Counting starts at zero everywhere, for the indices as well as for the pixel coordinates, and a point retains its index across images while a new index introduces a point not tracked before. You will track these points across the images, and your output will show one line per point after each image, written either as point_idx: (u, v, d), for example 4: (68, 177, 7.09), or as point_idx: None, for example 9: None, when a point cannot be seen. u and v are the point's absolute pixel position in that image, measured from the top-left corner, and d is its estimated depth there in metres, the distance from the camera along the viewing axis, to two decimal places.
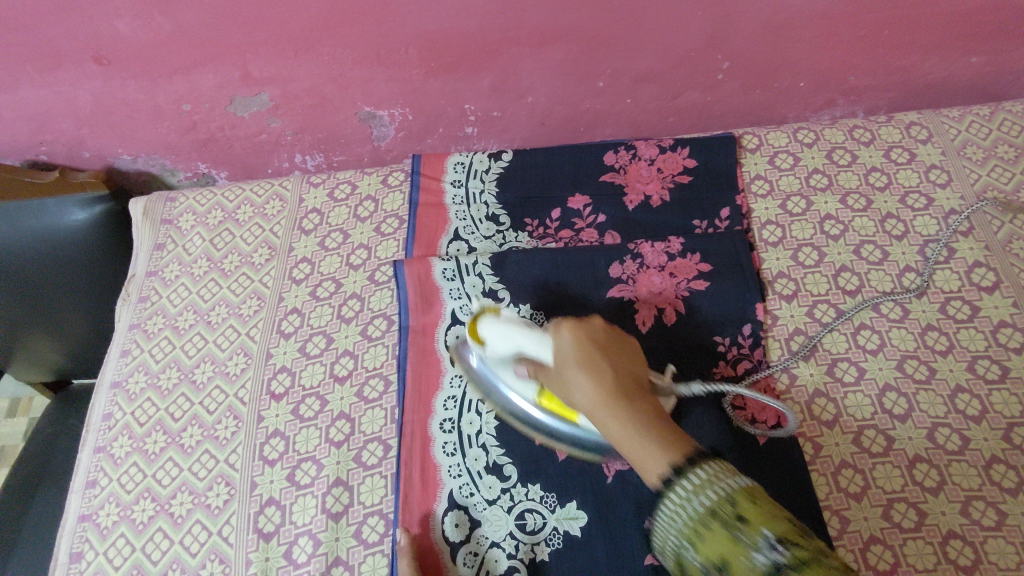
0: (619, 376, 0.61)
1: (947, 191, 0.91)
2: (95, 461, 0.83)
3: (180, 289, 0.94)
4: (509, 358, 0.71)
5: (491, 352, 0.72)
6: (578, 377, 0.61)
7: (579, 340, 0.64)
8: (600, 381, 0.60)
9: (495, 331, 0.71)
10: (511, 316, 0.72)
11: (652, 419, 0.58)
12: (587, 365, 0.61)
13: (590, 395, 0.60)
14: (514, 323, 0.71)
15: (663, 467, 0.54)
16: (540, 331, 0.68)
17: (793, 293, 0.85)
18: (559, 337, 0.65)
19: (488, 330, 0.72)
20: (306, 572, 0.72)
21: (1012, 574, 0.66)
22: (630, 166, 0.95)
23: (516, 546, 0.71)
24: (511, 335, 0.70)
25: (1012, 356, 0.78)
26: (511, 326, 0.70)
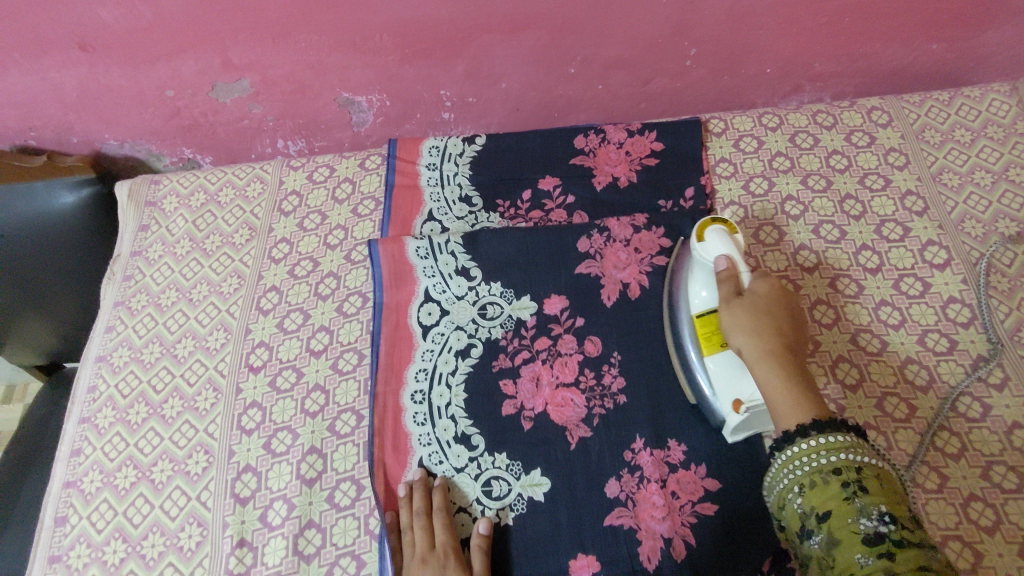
0: (779, 337, 0.68)
1: (905, 173, 0.94)
2: (80, 431, 0.86)
3: (163, 268, 0.98)
4: (708, 263, 0.75)
5: (702, 253, 0.75)
6: (747, 317, 0.69)
7: (756, 306, 0.70)
8: (763, 340, 0.67)
9: (722, 241, 0.74)
10: (741, 241, 0.75)
11: (799, 376, 0.65)
12: (753, 325, 0.68)
13: (751, 333, 0.68)
14: (740, 249, 0.75)
15: (807, 419, 0.61)
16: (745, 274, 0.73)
17: (753, 271, 0.88)
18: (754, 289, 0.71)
19: (713, 235, 0.74)
20: (280, 534, 0.75)
21: (951, 533, 0.69)
22: (599, 149, 0.98)
23: (482, 511, 0.75)
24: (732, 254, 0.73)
25: (959, 330, 0.81)
26: (737, 249, 0.74)
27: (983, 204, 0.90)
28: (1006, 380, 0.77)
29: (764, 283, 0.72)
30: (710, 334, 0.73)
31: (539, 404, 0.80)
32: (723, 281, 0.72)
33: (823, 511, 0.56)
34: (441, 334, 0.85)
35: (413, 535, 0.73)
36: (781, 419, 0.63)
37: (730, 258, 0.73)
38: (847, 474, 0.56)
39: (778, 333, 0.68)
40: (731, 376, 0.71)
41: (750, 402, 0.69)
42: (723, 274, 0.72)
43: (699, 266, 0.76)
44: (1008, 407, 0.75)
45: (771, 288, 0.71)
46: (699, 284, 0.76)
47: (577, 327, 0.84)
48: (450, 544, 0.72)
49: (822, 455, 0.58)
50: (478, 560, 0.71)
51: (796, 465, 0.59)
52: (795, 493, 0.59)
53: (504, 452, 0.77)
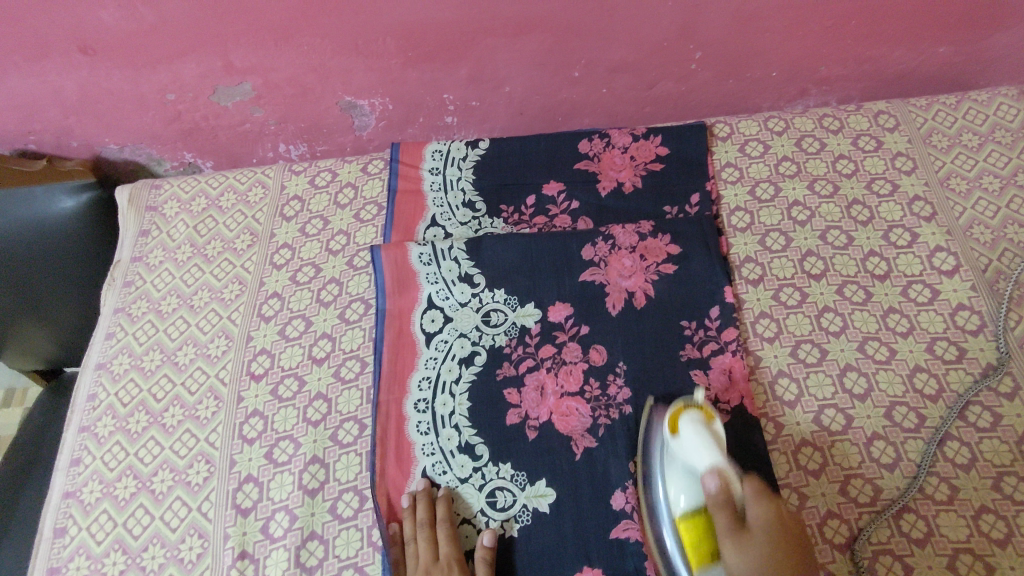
0: (792, 562, 0.57)
1: (912, 178, 0.93)
2: (80, 440, 0.85)
3: (164, 274, 0.97)
4: (691, 467, 0.67)
5: (682, 453, 0.68)
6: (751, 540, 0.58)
7: (763, 536, 0.59)
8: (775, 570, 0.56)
9: (697, 438, 0.68)
10: (719, 432, 0.69)
11: None
12: (756, 547, 0.58)
13: (759, 561, 0.57)
14: (722, 446, 0.67)
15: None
16: (741, 489, 0.63)
17: (759, 278, 0.87)
18: (747, 494, 0.62)
19: (687, 428, 0.69)
20: (282, 546, 0.74)
21: (962, 546, 0.68)
22: (603, 154, 0.97)
23: (486, 522, 0.74)
24: (708, 451, 0.66)
25: (969, 338, 0.80)
26: (714, 443, 0.67)
27: (991, 210, 0.89)
28: (1017, 389, 0.76)
29: (761, 493, 0.62)
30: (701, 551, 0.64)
31: (543, 414, 0.79)
32: (716, 508, 0.62)
33: None
34: (445, 342, 0.84)
35: (417, 546, 0.73)
36: None
37: (714, 468, 0.65)
38: None
39: (792, 565, 0.57)
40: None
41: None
42: (712, 496, 0.63)
43: (679, 468, 0.68)
44: (1019, 418, 0.74)
45: (768, 501, 0.61)
46: (679, 486, 0.67)
47: (581, 335, 0.83)
48: (454, 556, 0.72)
49: None
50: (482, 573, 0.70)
51: None
52: None
53: (509, 462, 0.76)
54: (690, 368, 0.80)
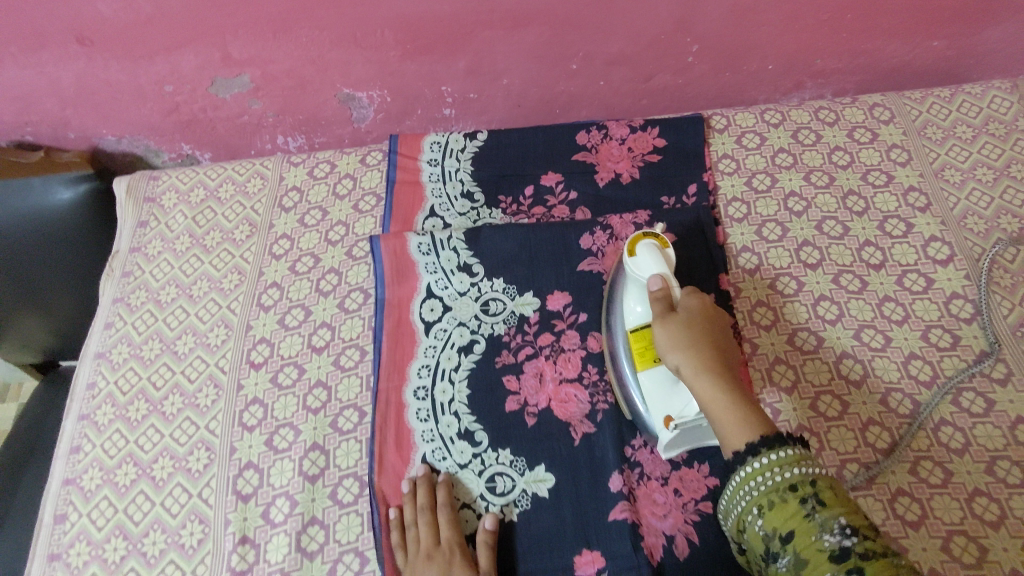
0: (717, 353, 0.65)
1: (907, 169, 0.94)
2: (79, 428, 0.85)
3: (162, 264, 0.97)
4: (642, 279, 0.73)
5: (634, 270, 0.74)
6: (677, 323, 0.67)
7: (688, 320, 0.68)
8: (700, 355, 0.64)
9: (652, 258, 0.72)
10: (672, 255, 0.74)
11: (731, 380, 0.63)
12: (688, 338, 0.65)
13: (681, 336, 0.66)
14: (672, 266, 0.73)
15: (750, 436, 0.58)
16: (678, 292, 0.71)
17: (756, 267, 0.88)
18: (686, 298, 0.70)
19: (643, 250, 0.73)
20: (282, 531, 0.75)
21: (956, 528, 0.69)
22: (601, 146, 0.98)
23: (486, 507, 0.75)
24: (661, 265, 0.72)
25: (963, 325, 0.81)
26: (667, 259, 0.73)
27: (985, 201, 0.90)
28: (1010, 375, 0.77)
29: (692, 292, 0.71)
30: (646, 349, 0.71)
31: (542, 400, 0.79)
32: (655, 299, 0.70)
33: (786, 531, 0.53)
34: (444, 331, 0.85)
35: (418, 531, 0.73)
36: (725, 435, 0.60)
37: (662, 276, 0.71)
38: (803, 488, 0.53)
39: (711, 343, 0.66)
40: (663, 390, 0.70)
41: (681, 418, 0.68)
42: (654, 294, 0.70)
43: (631, 283, 0.75)
44: (1012, 403, 0.75)
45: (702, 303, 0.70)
46: (636, 299, 0.74)
47: (580, 323, 0.84)
48: (456, 540, 0.72)
49: (776, 472, 0.55)
50: (484, 555, 0.71)
51: (758, 483, 0.56)
52: (754, 514, 0.56)
53: (508, 448, 0.77)
54: None
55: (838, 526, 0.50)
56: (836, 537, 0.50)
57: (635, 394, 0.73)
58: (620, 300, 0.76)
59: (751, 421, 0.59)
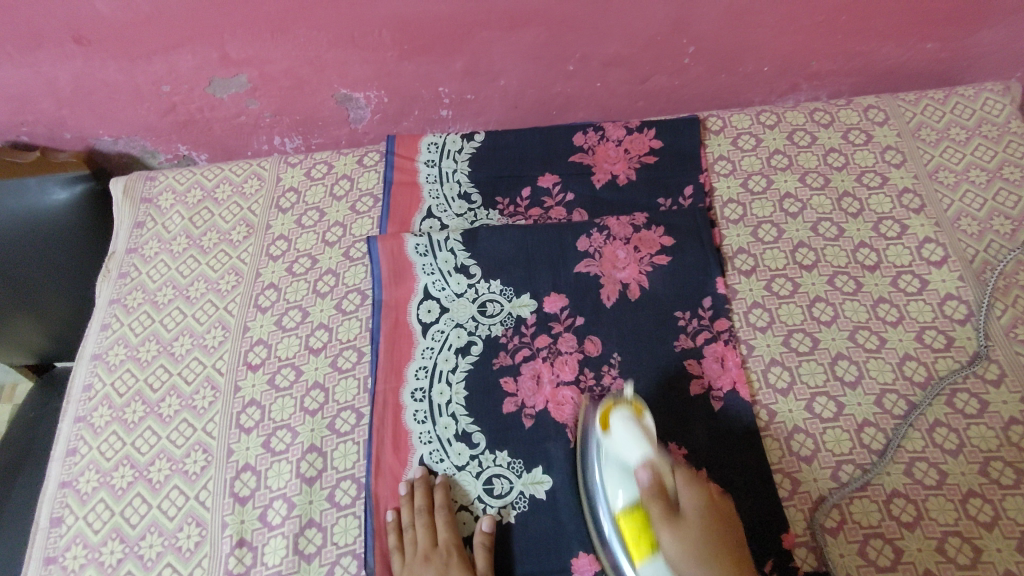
0: (730, 557, 0.60)
1: (901, 171, 0.94)
2: (76, 430, 0.85)
3: (159, 265, 0.97)
4: (625, 465, 0.67)
5: (615, 450, 0.68)
6: (687, 523, 0.61)
7: (693, 518, 0.62)
8: (717, 561, 0.59)
9: (629, 434, 0.67)
10: (650, 425, 0.68)
11: None
12: (699, 538, 0.60)
13: (698, 547, 0.59)
14: (653, 441, 0.67)
15: None
16: (670, 478, 0.65)
17: (752, 268, 0.88)
18: (680, 485, 0.65)
19: (619, 423, 0.68)
20: (280, 533, 0.75)
21: (950, 529, 0.70)
22: (598, 147, 0.98)
23: (484, 509, 0.75)
24: (642, 447, 0.66)
25: (957, 327, 0.82)
26: (645, 433, 0.67)
27: (978, 202, 0.90)
28: (1003, 376, 0.77)
29: (686, 475, 0.66)
30: (639, 541, 0.64)
31: (539, 402, 0.80)
32: (649, 497, 0.63)
33: None
34: (441, 332, 0.85)
35: (415, 533, 0.73)
36: None
37: (648, 463, 0.65)
38: None
39: (719, 538, 0.61)
40: None
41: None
42: (646, 489, 0.63)
43: (612, 463, 0.68)
44: (1006, 404, 0.76)
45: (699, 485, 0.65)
46: (616, 486, 0.67)
47: (577, 326, 0.84)
48: (453, 542, 0.73)
49: None
50: (480, 557, 0.71)
51: None
52: None
53: (505, 449, 0.77)
54: (684, 357, 0.81)
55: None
56: None
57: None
58: (601, 488, 0.69)
59: None
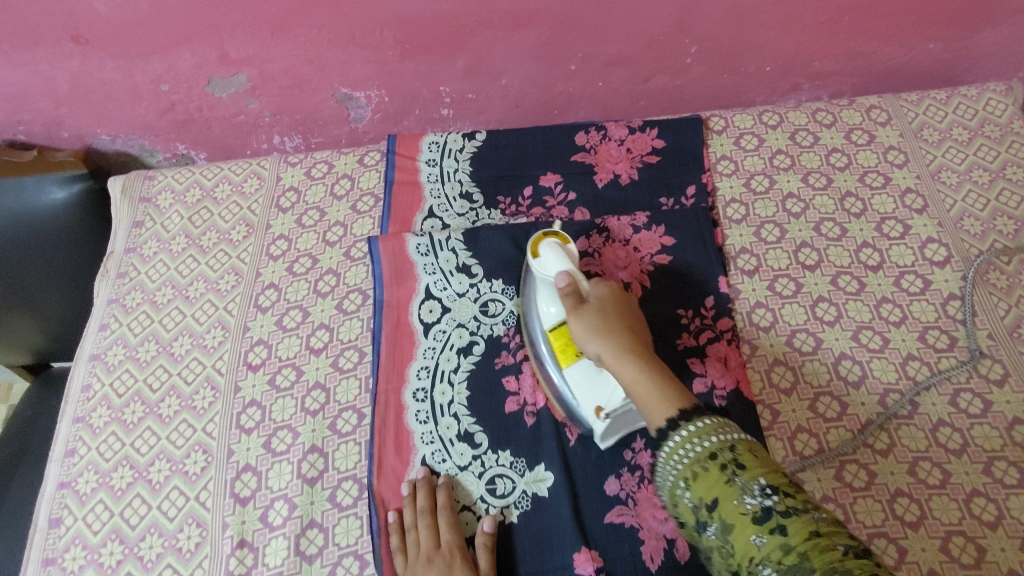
0: (633, 341, 0.67)
1: (904, 171, 0.94)
2: (74, 430, 0.85)
3: (158, 265, 0.96)
4: (548, 281, 0.74)
5: (539, 269, 0.75)
6: (592, 312, 0.69)
7: (601, 309, 0.69)
8: (618, 346, 0.66)
9: (552, 254, 0.73)
10: (575, 249, 0.75)
11: (648, 362, 0.64)
12: (604, 329, 0.67)
13: (598, 331, 0.67)
14: (573, 259, 0.73)
15: (670, 414, 0.59)
16: (586, 284, 0.72)
17: (755, 268, 0.88)
18: (595, 287, 0.72)
19: (546, 249, 0.74)
20: (281, 535, 0.74)
21: (954, 528, 0.69)
22: (600, 146, 0.98)
23: (486, 509, 0.74)
24: (563, 260, 0.73)
25: (960, 326, 0.81)
26: (566, 253, 0.73)
27: (981, 203, 0.90)
28: (1006, 375, 0.77)
29: (605, 285, 0.72)
30: (567, 346, 0.73)
31: (541, 402, 0.79)
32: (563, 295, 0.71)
33: (711, 502, 0.53)
34: (443, 332, 0.84)
35: (418, 534, 0.72)
36: (651, 418, 0.60)
37: (568, 273, 0.71)
38: (722, 455, 0.54)
39: (624, 329, 0.68)
40: (590, 386, 0.71)
41: (610, 409, 0.70)
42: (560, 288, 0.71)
43: (540, 281, 0.75)
44: (1009, 403, 0.76)
45: (612, 294, 0.71)
46: (548, 300, 0.75)
47: None
48: (456, 543, 0.71)
49: (697, 440, 0.56)
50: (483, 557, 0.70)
51: (682, 454, 0.56)
52: (681, 489, 0.56)
53: (508, 449, 0.77)
54: (686, 356, 0.81)
55: (757, 486, 0.52)
56: (756, 498, 0.51)
57: (564, 391, 0.75)
58: (537, 302, 0.78)
59: (671, 400, 0.60)
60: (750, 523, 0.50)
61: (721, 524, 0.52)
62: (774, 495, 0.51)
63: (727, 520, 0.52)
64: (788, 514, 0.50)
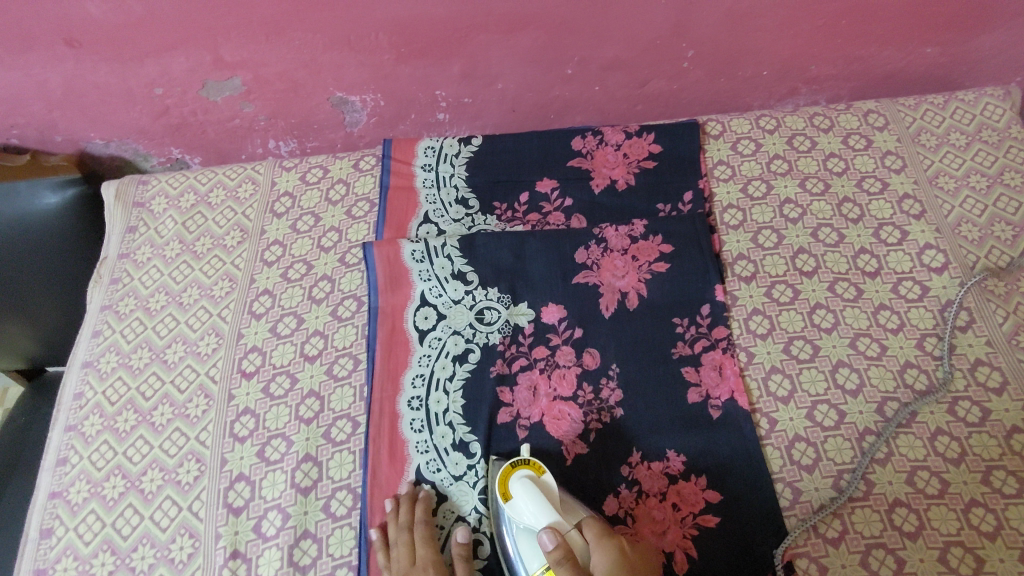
0: None
1: (901, 177, 0.94)
2: (66, 439, 0.84)
3: (152, 271, 0.95)
4: (533, 532, 0.67)
5: (519, 516, 0.68)
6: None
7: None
8: None
9: (529, 499, 0.67)
10: (550, 483, 0.69)
11: None
12: None
13: None
14: (553, 502, 0.68)
15: None
16: (578, 542, 0.64)
17: (752, 275, 0.87)
18: (590, 539, 0.63)
19: (517, 492, 0.68)
20: (274, 545, 0.73)
21: (953, 539, 0.69)
22: (596, 151, 0.97)
23: (479, 519, 0.74)
24: (540, 512, 0.66)
25: (958, 334, 0.81)
26: (544, 499, 0.67)
27: (978, 208, 0.90)
28: (1005, 383, 0.77)
29: (598, 530, 0.64)
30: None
31: (536, 413, 0.79)
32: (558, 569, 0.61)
33: None
34: (438, 340, 0.84)
35: (396, 552, 0.71)
36: None
37: (552, 529, 0.64)
38: None
39: None
40: None
41: None
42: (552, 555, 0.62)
43: (521, 530, 0.68)
44: (1007, 412, 0.75)
45: (607, 537, 0.63)
46: (536, 558, 0.65)
47: (574, 336, 0.83)
48: (431, 559, 0.70)
49: None
50: (461, 571, 0.70)
51: None
52: None
53: (501, 460, 0.76)
54: (682, 365, 0.81)
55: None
56: None
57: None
58: (520, 552, 0.68)
59: None
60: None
61: None
62: None
63: None
64: None
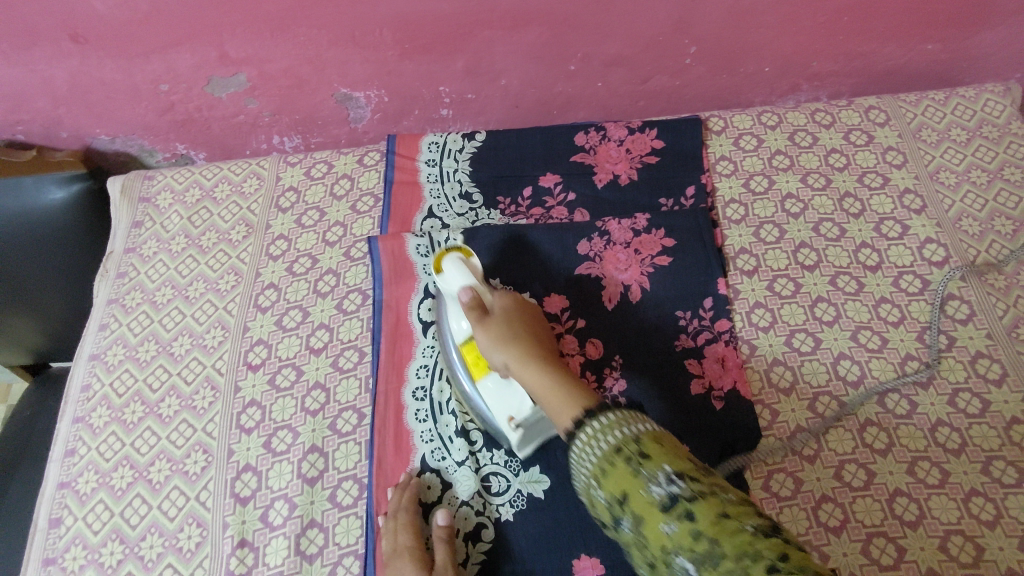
0: (534, 342, 0.69)
1: (902, 172, 0.94)
2: (74, 431, 0.84)
3: (158, 265, 0.96)
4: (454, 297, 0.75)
5: (444, 287, 0.76)
6: (494, 321, 0.71)
7: (504, 321, 0.71)
8: (522, 348, 0.68)
9: (456, 270, 0.75)
10: (477, 264, 0.77)
11: (548, 361, 0.67)
12: (508, 338, 0.69)
13: (501, 335, 0.69)
14: (475, 276, 0.75)
15: (578, 412, 0.58)
16: (490, 295, 0.74)
17: (754, 268, 0.88)
18: (499, 300, 0.74)
19: (449, 266, 0.75)
20: (281, 534, 0.74)
21: (953, 528, 0.70)
22: (599, 147, 0.98)
23: (482, 505, 0.74)
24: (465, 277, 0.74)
25: (958, 327, 0.81)
26: (468, 270, 0.75)
27: (979, 203, 0.91)
28: (1004, 375, 0.78)
29: (506, 295, 0.75)
30: (478, 360, 0.74)
31: None
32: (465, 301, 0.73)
33: (619, 494, 0.52)
34: None
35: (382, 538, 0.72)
36: (557, 421, 0.61)
37: (469, 287, 0.73)
38: (627, 448, 0.53)
39: (527, 336, 0.70)
40: (500, 395, 0.72)
41: (520, 417, 0.71)
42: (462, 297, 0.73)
43: (447, 297, 0.77)
44: (1007, 404, 0.76)
45: (513, 302, 0.74)
46: (456, 316, 0.76)
47: (578, 328, 0.84)
48: (408, 544, 0.70)
49: (606, 435, 0.55)
50: (439, 551, 0.70)
51: (592, 450, 0.55)
52: (595, 487, 0.55)
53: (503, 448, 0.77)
54: (685, 358, 0.81)
55: (664, 475, 0.51)
56: (663, 486, 0.51)
57: (478, 404, 0.76)
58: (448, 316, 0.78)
59: (571, 391, 0.61)
60: (660, 511, 0.50)
61: (634, 516, 0.52)
62: (679, 482, 0.50)
63: (638, 512, 0.51)
64: (695, 499, 0.49)
